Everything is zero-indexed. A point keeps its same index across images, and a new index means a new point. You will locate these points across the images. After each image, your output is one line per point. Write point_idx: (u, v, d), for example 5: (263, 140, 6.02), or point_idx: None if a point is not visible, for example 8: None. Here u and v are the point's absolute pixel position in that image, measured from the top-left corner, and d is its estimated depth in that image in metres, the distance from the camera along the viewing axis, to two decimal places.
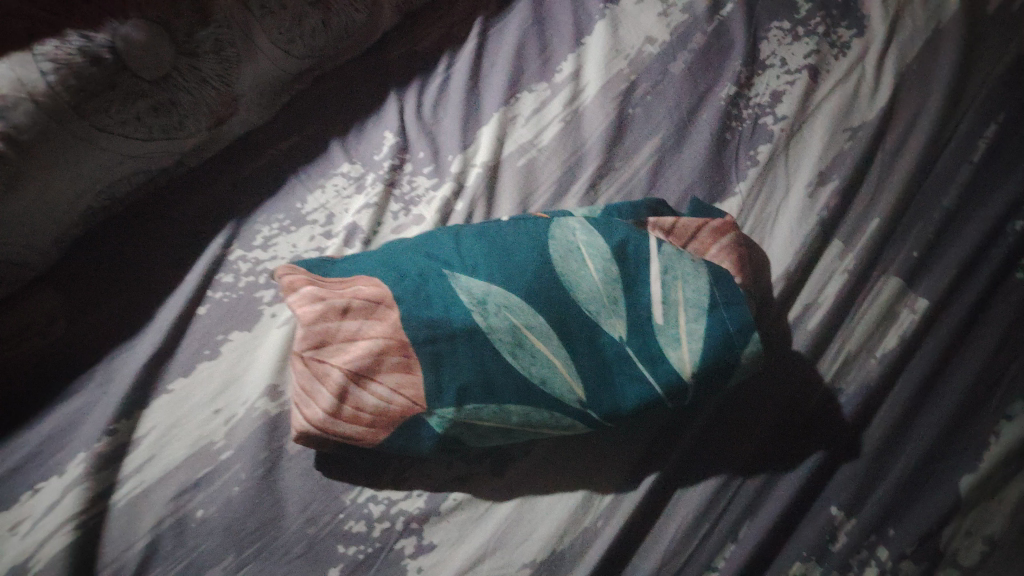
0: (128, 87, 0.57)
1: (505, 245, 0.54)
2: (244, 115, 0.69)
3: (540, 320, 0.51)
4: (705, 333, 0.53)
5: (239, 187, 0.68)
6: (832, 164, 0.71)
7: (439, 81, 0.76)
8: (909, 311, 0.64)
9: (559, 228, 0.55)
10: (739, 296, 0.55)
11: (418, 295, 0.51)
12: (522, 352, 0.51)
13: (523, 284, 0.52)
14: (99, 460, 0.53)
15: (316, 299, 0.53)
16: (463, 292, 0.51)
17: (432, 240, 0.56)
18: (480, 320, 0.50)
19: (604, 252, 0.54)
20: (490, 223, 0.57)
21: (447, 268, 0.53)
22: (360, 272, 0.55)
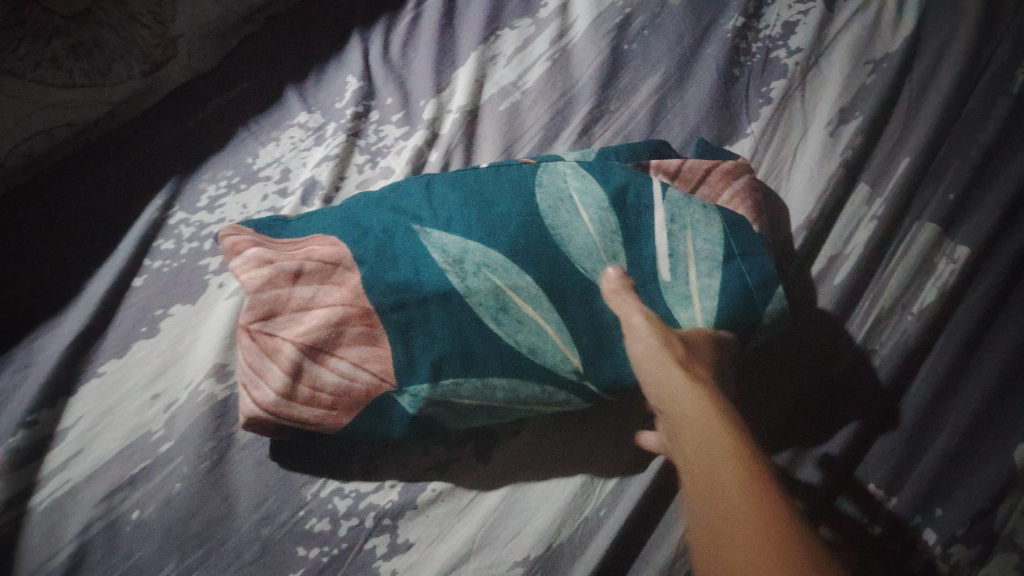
0: (40, 23, 0.50)
1: (485, 196, 0.46)
2: (184, 60, 0.61)
3: (528, 279, 0.43)
4: (722, 290, 0.46)
5: (180, 141, 0.60)
6: (854, 99, 0.63)
7: (409, 21, 0.68)
8: (948, 260, 0.55)
9: (547, 175, 0.48)
10: (757, 247, 0.48)
11: (382, 255, 0.43)
12: (507, 318, 0.43)
13: (507, 238, 0.44)
14: (15, 458, 0.45)
15: (263, 262, 0.45)
16: (436, 251, 0.43)
17: (399, 193, 0.48)
18: (457, 282, 0.42)
19: (600, 201, 0.47)
20: (466, 171, 0.49)
21: (418, 223, 0.45)
22: (314, 232, 0.47)
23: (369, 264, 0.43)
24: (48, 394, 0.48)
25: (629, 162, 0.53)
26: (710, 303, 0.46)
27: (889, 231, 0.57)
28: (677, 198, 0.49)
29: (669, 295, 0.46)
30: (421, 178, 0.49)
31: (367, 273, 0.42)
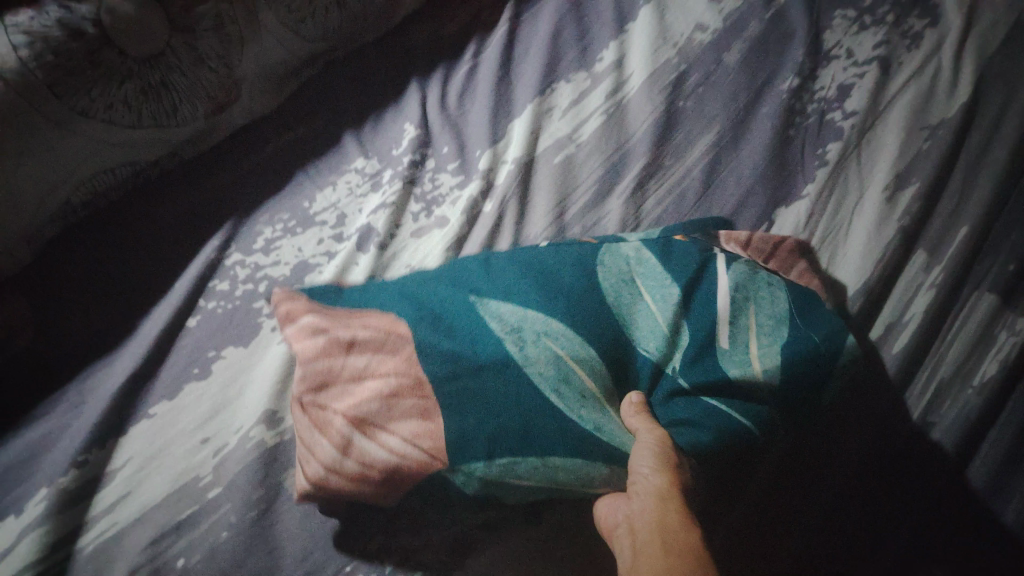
0: (115, 67, 0.51)
1: (545, 270, 0.47)
2: (246, 104, 0.62)
3: (586, 350, 0.44)
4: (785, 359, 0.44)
5: (239, 182, 0.61)
6: (911, 164, 0.62)
7: (467, 70, 0.69)
8: (1008, 333, 0.56)
9: (607, 252, 0.49)
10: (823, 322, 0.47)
11: (441, 327, 0.44)
12: (568, 390, 0.42)
13: (564, 305, 0.45)
14: (65, 499, 0.45)
15: (317, 328, 0.46)
16: (492, 319, 0.44)
17: (457, 271, 0.49)
18: (513, 348, 0.43)
19: (664, 276, 0.48)
20: (528, 250, 0.50)
21: (476, 295, 0.46)
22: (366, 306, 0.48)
23: (425, 336, 0.44)
24: (101, 434, 0.47)
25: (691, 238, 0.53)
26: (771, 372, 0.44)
27: (947, 300, 0.57)
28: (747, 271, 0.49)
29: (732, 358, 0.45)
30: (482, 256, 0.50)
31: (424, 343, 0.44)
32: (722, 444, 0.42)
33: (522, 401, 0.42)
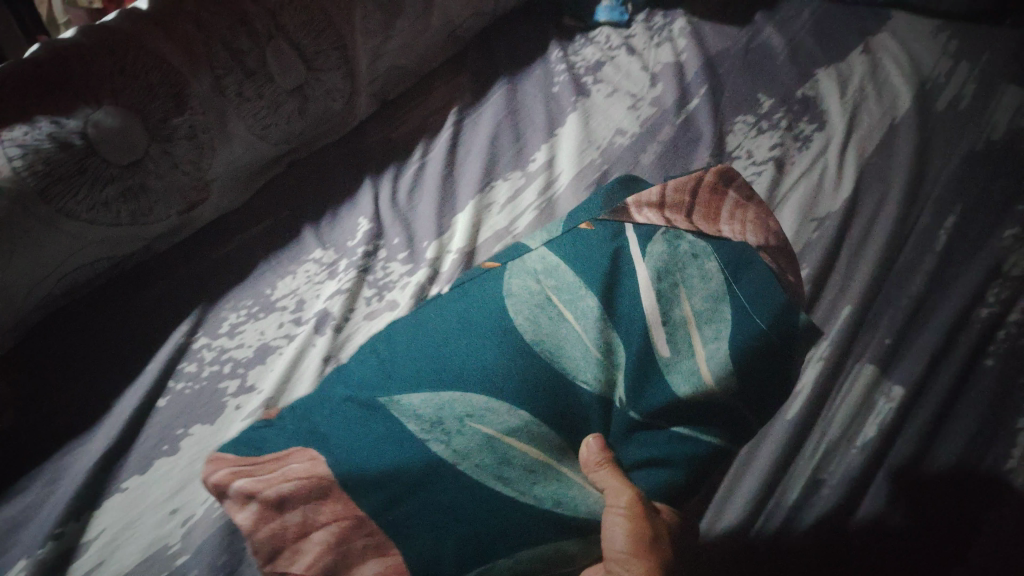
0: (98, 172, 0.57)
1: (451, 348, 0.55)
2: (216, 202, 0.70)
3: (512, 419, 0.51)
4: (735, 343, 0.59)
5: (207, 271, 0.67)
6: (802, 252, 0.71)
7: (415, 169, 0.78)
8: (885, 399, 0.62)
9: (521, 281, 0.60)
10: (742, 305, 0.62)
11: (368, 428, 0.51)
12: (506, 467, 0.50)
13: (481, 382, 0.53)
14: (42, 569, 0.48)
15: (249, 492, 0.50)
16: (410, 420, 0.51)
17: (369, 362, 0.56)
18: (438, 448, 0.50)
19: (582, 290, 0.60)
20: (422, 323, 0.58)
21: (384, 396, 0.52)
22: (291, 437, 0.52)
23: (356, 437, 0.51)
24: (76, 507, 0.51)
25: (590, 246, 0.63)
26: (727, 361, 0.58)
27: (839, 370, 0.64)
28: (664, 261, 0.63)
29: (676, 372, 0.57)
30: (382, 342, 0.58)
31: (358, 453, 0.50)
32: (688, 472, 0.53)
33: (464, 495, 0.48)
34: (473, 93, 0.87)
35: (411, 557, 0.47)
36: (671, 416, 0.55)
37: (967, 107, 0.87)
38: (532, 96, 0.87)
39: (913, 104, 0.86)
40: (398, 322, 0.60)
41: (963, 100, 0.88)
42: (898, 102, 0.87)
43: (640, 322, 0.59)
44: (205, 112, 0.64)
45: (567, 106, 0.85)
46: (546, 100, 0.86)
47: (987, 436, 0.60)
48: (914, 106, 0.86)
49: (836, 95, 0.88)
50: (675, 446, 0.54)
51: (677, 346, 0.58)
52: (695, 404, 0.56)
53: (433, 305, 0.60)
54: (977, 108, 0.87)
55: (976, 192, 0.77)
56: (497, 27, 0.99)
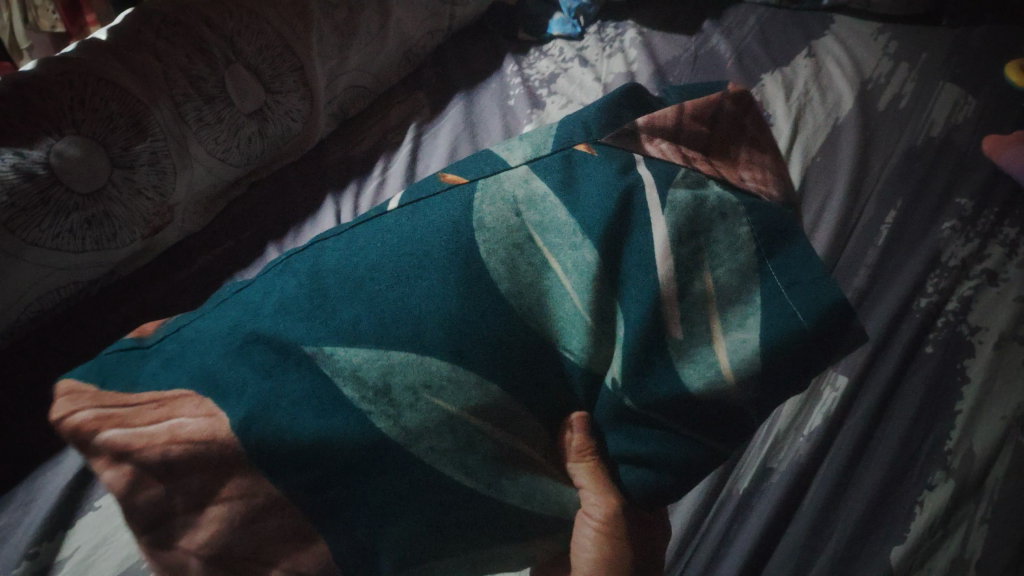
0: (62, 201, 0.59)
1: (401, 289, 0.45)
2: (180, 224, 0.72)
3: (474, 391, 0.44)
4: (767, 338, 0.47)
5: (174, 293, 0.69)
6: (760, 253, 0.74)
7: (375, 184, 0.79)
8: (831, 388, 0.65)
9: (494, 207, 0.48)
10: (779, 293, 0.48)
11: (298, 385, 0.43)
12: (467, 448, 0.45)
13: (442, 334, 0.44)
14: None
15: (125, 444, 0.42)
16: (345, 381, 0.43)
17: (292, 294, 0.46)
18: (381, 423, 0.43)
19: (577, 233, 0.47)
20: (361, 247, 0.47)
21: (314, 345, 0.43)
22: (176, 375, 0.43)
23: (278, 404, 0.42)
24: (51, 526, 0.53)
25: (575, 178, 0.50)
26: (755, 362, 0.47)
27: None
28: (688, 216, 0.49)
29: (690, 360, 0.48)
30: (308, 267, 0.47)
31: (279, 417, 0.42)
32: (679, 470, 0.48)
33: (406, 480, 0.44)
34: (431, 109, 0.90)
35: (337, 537, 0.44)
36: (671, 408, 0.48)
37: (907, 106, 0.91)
38: (488, 110, 0.89)
39: (856, 104, 0.90)
40: (329, 241, 0.49)
41: (903, 98, 0.92)
42: (841, 102, 0.91)
43: (651, 291, 0.47)
44: (166, 138, 0.66)
45: (523, 118, 0.87)
46: (502, 113, 0.88)
47: (926, 420, 0.63)
48: (856, 106, 0.90)
49: (782, 97, 0.91)
50: (668, 446, 0.48)
51: (692, 334, 0.48)
52: (698, 404, 0.48)
53: (373, 222, 0.50)
54: (916, 104, 0.91)
55: (914, 188, 0.81)
56: (452, 44, 1.02)
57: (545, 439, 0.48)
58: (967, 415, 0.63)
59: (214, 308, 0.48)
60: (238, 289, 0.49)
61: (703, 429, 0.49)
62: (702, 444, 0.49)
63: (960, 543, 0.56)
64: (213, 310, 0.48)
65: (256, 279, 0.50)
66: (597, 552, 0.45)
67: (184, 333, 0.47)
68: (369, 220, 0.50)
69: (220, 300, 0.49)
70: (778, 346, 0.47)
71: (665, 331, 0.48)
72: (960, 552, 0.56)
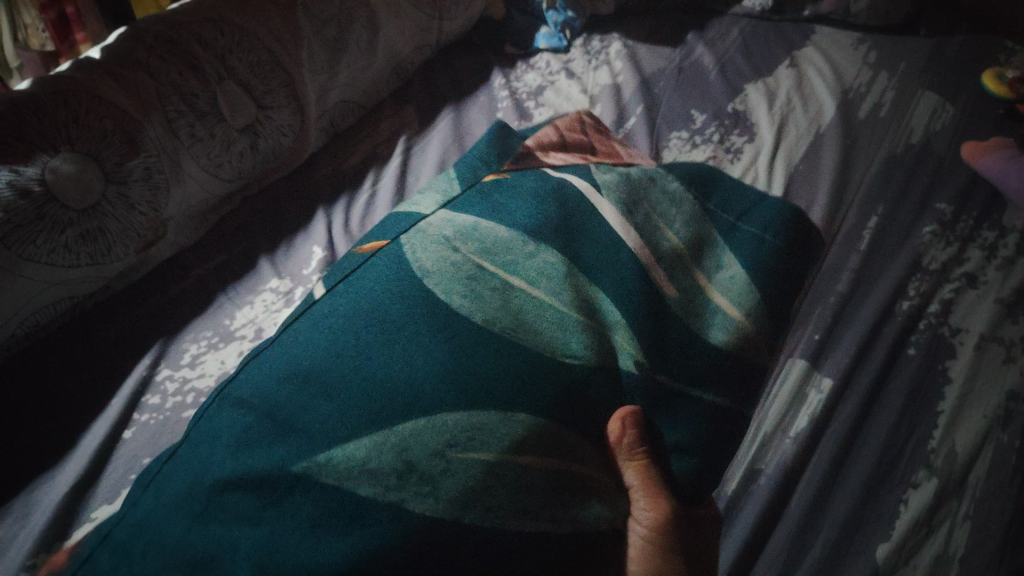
0: (56, 217, 0.59)
1: (386, 366, 0.49)
2: (173, 239, 0.72)
3: (499, 436, 0.48)
4: (751, 281, 0.65)
5: (167, 308, 0.70)
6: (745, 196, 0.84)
7: (366, 197, 0.81)
8: (816, 391, 0.67)
9: (433, 254, 0.58)
10: (732, 254, 0.68)
11: (321, 479, 0.44)
12: (515, 505, 0.47)
13: (445, 403, 0.48)
14: None
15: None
16: (363, 481, 0.44)
17: (273, 397, 0.48)
18: (419, 505, 0.44)
19: (546, 259, 0.60)
20: (323, 346, 0.51)
21: (307, 443, 0.45)
22: (180, 539, 0.42)
23: (289, 547, 0.41)
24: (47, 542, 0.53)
25: (527, 218, 0.63)
26: (756, 300, 0.64)
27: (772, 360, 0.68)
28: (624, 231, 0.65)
29: (684, 341, 0.61)
30: (273, 372, 0.50)
31: (298, 557, 0.41)
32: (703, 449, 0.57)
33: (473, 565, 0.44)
34: (420, 123, 0.91)
35: None
36: (695, 368, 0.60)
37: (887, 114, 0.93)
38: (476, 122, 0.91)
39: (837, 113, 0.91)
40: (283, 347, 0.52)
41: (883, 107, 0.94)
42: (823, 111, 0.92)
43: (624, 303, 0.60)
44: (159, 153, 0.67)
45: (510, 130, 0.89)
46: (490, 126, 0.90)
47: (909, 421, 0.64)
48: (838, 115, 0.92)
49: (765, 107, 0.93)
50: (691, 428, 0.57)
51: (676, 319, 0.62)
52: (713, 365, 0.61)
53: (325, 321, 0.53)
54: (896, 112, 0.93)
55: (895, 194, 0.83)
56: (441, 58, 1.03)
57: (572, 467, 0.50)
58: (948, 417, 0.64)
59: (184, 447, 0.48)
60: (206, 407, 0.51)
61: (727, 380, 0.61)
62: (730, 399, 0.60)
63: (943, 542, 0.57)
64: (188, 446, 0.48)
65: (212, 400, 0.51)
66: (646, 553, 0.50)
67: (164, 488, 0.45)
68: (317, 322, 0.54)
69: (190, 437, 0.48)
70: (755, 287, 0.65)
71: (660, 318, 0.61)
72: (945, 550, 0.57)
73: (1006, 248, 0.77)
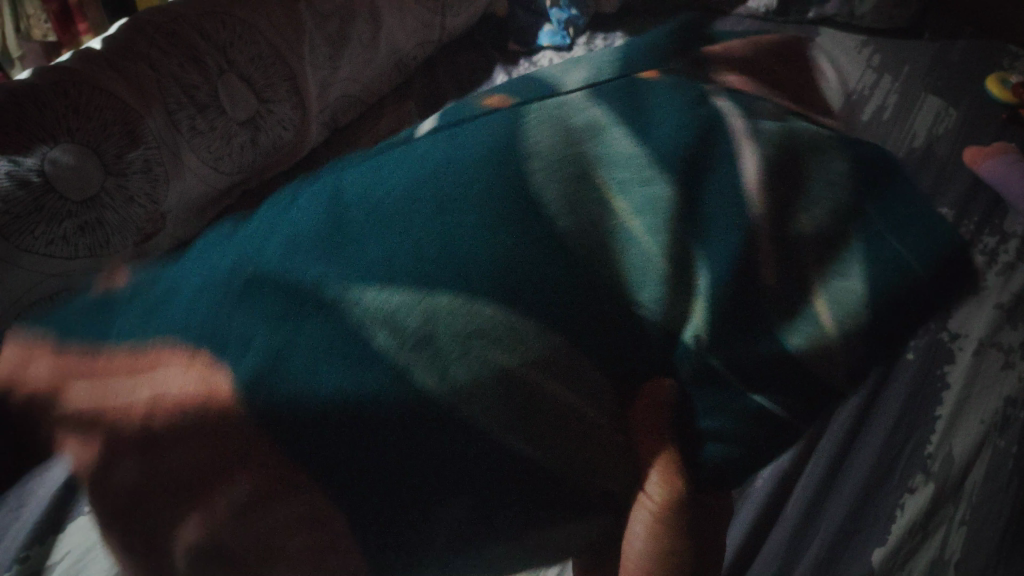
0: (55, 209, 0.59)
1: (432, 230, 0.36)
2: (171, 231, 0.72)
3: (533, 330, 0.35)
4: (869, 284, 0.35)
5: None
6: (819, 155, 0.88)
7: None
8: None
9: (548, 133, 0.39)
10: (877, 220, 0.36)
11: (318, 331, 0.34)
12: (539, 418, 0.35)
13: (497, 275, 0.35)
14: None
15: (92, 426, 0.35)
16: (375, 325, 0.34)
17: (296, 232, 0.38)
18: (425, 379, 0.34)
19: (640, 159, 0.37)
20: (373, 184, 0.39)
21: (296, 298, 0.35)
22: (186, 321, 0.36)
23: (294, 344, 0.34)
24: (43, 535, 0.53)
25: (615, 99, 0.40)
26: (861, 313, 0.35)
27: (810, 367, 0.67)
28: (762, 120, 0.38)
29: (772, 313, 0.36)
30: (313, 205, 0.39)
31: (296, 370, 0.34)
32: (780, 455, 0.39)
33: (457, 480, 0.35)
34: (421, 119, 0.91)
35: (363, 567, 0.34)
36: (730, 376, 0.37)
37: (890, 117, 0.92)
38: None
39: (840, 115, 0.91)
40: (326, 189, 0.40)
41: (887, 110, 0.93)
42: None
43: (732, 244, 0.35)
44: (158, 145, 0.67)
45: None
46: None
47: (907, 425, 0.64)
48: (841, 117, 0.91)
49: None
50: (786, 389, 0.36)
51: (787, 266, 0.36)
52: (737, 375, 0.37)
53: (382, 166, 0.40)
54: (899, 116, 0.92)
55: None
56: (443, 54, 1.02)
57: (606, 400, 0.37)
58: (945, 423, 0.64)
59: (213, 249, 0.41)
60: (233, 233, 0.42)
61: (775, 387, 0.36)
62: (782, 403, 0.37)
63: (939, 547, 0.57)
64: (208, 255, 0.41)
65: (252, 220, 0.42)
66: (648, 549, 0.36)
67: (185, 269, 0.40)
68: (384, 160, 0.41)
69: (212, 248, 0.41)
70: (880, 293, 0.35)
71: (754, 267, 0.35)
72: (941, 556, 0.57)
73: (1006, 254, 0.77)
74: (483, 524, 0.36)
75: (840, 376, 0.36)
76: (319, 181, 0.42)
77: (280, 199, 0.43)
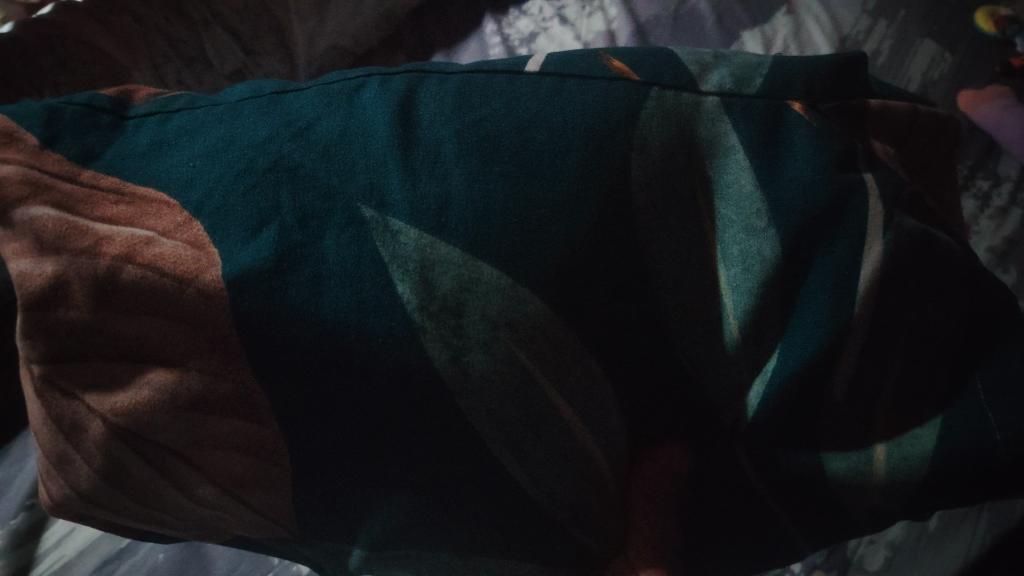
0: None
1: (508, 188, 0.29)
2: None
3: (564, 334, 0.30)
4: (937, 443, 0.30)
5: None
6: (959, 67, 0.78)
7: None
8: None
9: (662, 120, 0.30)
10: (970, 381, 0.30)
11: (341, 264, 0.29)
12: (549, 420, 0.32)
13: (553, 266, 0.29)
14: (16, 538, 0.52)
15: (54, 242, 0.28)
16: (405, 275, 0.29)
17: (359, 138, 0.30)
18: (435, 349, 0.29)
19: (755, 203, 0.30)
20: (471, 108, 0.31)
21: (302, 233, 0.29)
22: (192, 186, 0.30)
23: (306, 273, 0.29)
24: (18, 538, 0.52)
25: (761, 117, 0.31)
26: (916, 472, 0.30)
27: None
28: (894, 191, 0.30)
29: (832, 425, 0.31)
30: (391, 113, 0.31)
31: (293, 295, 0.28)
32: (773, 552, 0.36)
33: (425, 455, 0.31)
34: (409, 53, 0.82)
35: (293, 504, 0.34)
36: (763, 493, 0.33)
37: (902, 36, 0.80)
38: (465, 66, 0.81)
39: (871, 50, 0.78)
40: (408, 95, 0.32)
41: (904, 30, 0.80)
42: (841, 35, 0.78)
43: (821, 339, 0.29)
44: None
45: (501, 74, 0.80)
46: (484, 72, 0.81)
47: None
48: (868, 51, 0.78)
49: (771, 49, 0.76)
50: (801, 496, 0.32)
51: (868, 376, 0.30)
52: (766, 487, 0.33)
53: (481, 90, 0.32)
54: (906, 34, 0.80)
55: None
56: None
57: (623, 440, 0.34)
58: None
59: (254, 101, 0.33)
60: (277, 94, 0.33)
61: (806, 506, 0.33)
62: (791, 515, 0.33)
63: None
64: (245, 105, 0.33)
65: (314, 88, 0.33)
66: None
67: (218, 110, 0.33)
68: (483, 77, 0.32)
69: (254, 97, 0.33)
70: (947, 458, 0.30)
71: (828, 372, 0.30)
72: None
73: (998, 199, 0.68)
74: (436, 500, 0.33)
75: (866, 519, 0.33)
76: (403, 78, 0.32)
77: (349, 77, 0.34)
